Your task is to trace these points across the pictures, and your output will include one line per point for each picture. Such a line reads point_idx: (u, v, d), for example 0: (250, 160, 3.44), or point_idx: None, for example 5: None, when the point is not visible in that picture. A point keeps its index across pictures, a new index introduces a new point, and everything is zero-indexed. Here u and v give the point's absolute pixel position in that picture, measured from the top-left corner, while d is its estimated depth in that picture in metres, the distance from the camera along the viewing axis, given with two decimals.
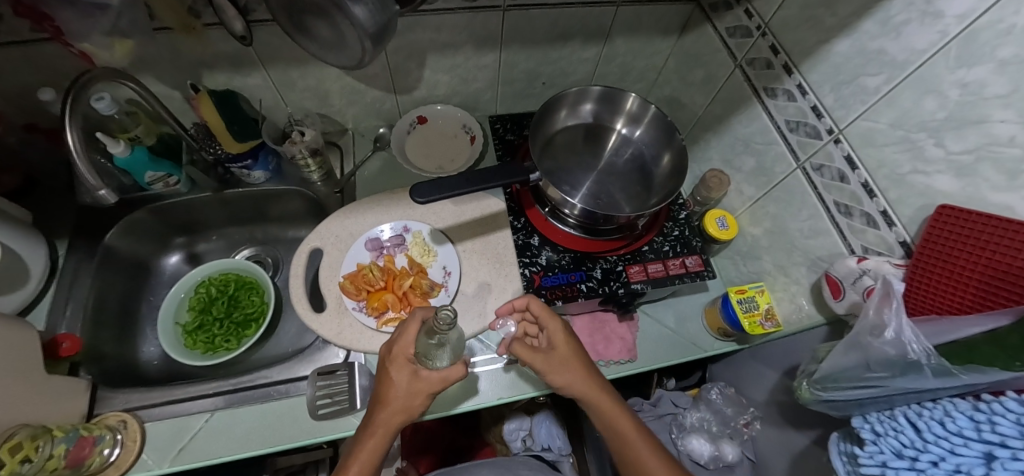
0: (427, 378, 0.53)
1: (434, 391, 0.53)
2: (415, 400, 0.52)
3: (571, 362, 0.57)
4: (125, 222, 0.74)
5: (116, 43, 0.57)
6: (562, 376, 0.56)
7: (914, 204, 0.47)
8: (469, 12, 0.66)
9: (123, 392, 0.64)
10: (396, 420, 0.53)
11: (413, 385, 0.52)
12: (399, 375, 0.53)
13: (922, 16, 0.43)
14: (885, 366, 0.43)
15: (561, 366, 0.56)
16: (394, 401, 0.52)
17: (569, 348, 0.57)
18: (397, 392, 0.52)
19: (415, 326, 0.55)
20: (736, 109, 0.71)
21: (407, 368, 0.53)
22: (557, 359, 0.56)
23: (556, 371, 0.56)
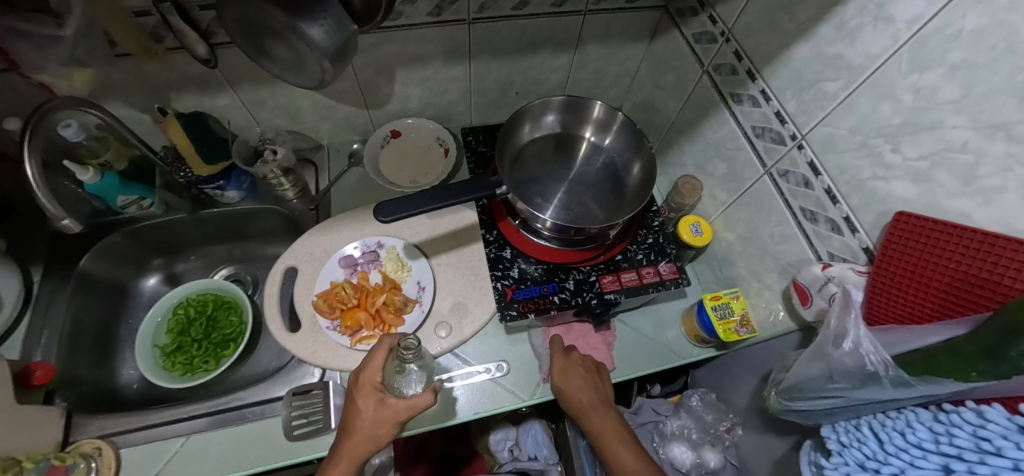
0: (393, 406, 0.53)
1: (400, 419, 0.54)
2: (380, 428, 0.53)
3: (584, 390, 0.60)
4: (99, 247, 0.74)
5: (74, 72, 0.57)
6: (577, 403, 0.60)
7: (875, 210, 0.47)
8: (433, 26, 0.66)
9: (99, 418, 0.64)
10: (361, 450, 0.53)
11: (379, 413, 0.53)
12: (365, 402, 0.54)
13: (875, 21, 0.42)
14: (845, 377, 0.43)
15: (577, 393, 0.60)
16: (360, 430, 0.53)
17: (589, 380, 0.62)
18: (363, 420, 0.53)
19: (382, 354, 0.56)
20: (706, 114, 0.71)
21: (374, 397, 0.54)
22: (573, 389, 0.61)
23: (572, 398, 0.60)
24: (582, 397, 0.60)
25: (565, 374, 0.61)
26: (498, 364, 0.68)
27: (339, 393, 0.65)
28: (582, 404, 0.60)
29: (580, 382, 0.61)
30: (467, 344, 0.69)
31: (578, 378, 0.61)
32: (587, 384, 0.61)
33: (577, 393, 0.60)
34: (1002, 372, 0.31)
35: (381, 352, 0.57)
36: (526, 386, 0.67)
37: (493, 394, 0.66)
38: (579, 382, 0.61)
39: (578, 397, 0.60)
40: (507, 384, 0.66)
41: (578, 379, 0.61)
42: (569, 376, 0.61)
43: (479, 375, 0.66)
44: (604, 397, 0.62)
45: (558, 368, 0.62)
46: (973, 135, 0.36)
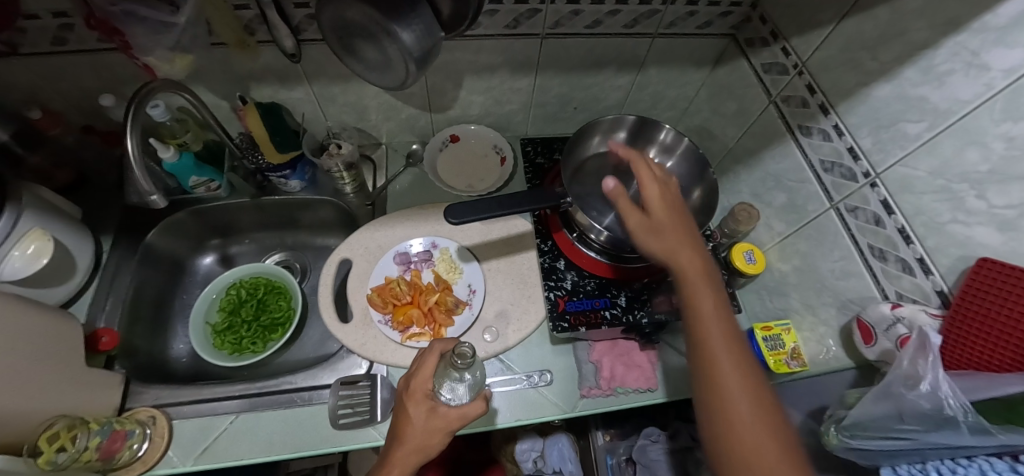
0: (444, 415, 0.52)
1: (451, 429, 0.51)
2: (432, 438, 0.51)
3: (659, 190, 0.51)
4: (166, 222, 0.77)
5: (177, 58, 0.60)
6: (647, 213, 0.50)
7: (953, 254, 0.47)
8: (507, 38, 0.68)
9: (154, 388, 0.66)
10: (411, 461, 0.49)
11: (430, 422, 0.51)
12: (415, 409, 0.52)
13: (967, 67, 0.42)
14: (918, 420, 0.42)
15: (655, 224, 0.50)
16: (408, 439, 0.50)
17: (680, 243, 0.49)
18: (413, 429, 0.51)
19: (434, 359, 0.55)
20: (769, 144, 0.71)
21: (425, 404, 0.53)
22: (650, 204, 0.51)
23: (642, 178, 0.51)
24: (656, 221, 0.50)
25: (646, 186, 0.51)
26: (541, 372, 0.68)
27: (385, 388, 0.66)
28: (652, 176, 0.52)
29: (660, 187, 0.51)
30: (512, 351, 0.70)
31: (677, 231, 0.50)
32: (685, 246, 0.49)
33: (647, 176, 0.52)
34: None
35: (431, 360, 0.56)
36: (567, 397, 0.66)
37: (533, 401, 0.66)
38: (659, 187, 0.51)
39: (654, 192, 0.51)
40: (550, 394, 0.66)
41: (659, 188, 0.51)
42: (652, 195, 0.51)
43: (521, 383, 0.67)
44: (697, 246, 0.50)
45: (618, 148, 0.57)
46: None
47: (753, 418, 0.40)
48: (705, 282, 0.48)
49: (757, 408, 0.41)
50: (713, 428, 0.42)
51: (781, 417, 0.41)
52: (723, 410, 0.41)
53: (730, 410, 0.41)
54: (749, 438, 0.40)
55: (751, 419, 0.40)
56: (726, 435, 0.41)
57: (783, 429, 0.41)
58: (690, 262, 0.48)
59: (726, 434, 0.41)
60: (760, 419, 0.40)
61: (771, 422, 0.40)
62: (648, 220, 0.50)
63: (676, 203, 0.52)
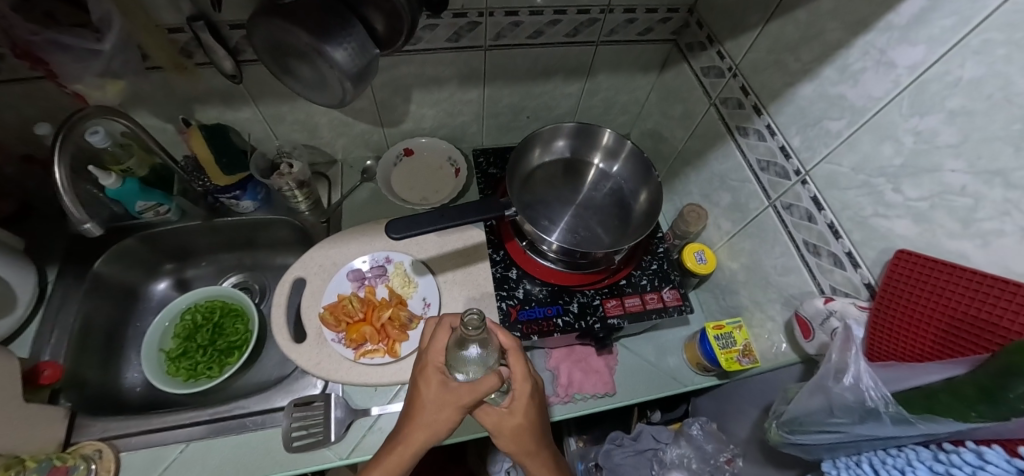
0: (456, 389, 0.45)
1: (465, 404, 0.45)
2: (442, 413, 0.45)
3: (528, 407, 0.48)
4: (114, 249, 0.75)
5: (108, 84, 0.59)
6: (504, 414, 0.48)
7: (876, 246, 0.48)
8: (451, 51, 0.69)
9: (101, 420, 0.64)
10: (419, 437, 0.45)
11: (441, 397, 0.45)
12: (426, 384, 0.47)
13: (877, 65, 0.44)
14: (845, 412, 0.43)
15: (512, 432, 0.48)
16: (419, 414, 0.46)
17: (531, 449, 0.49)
18: (423, 403, 0.46)
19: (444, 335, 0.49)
20: (713, 145, 0.72)
21: (436, 379, 0.47)
22: (512, 410, 0.48)
23: (514, 381, 0.48)
24: (511, 426, 0.48)
25: (517, 389, 0.48)
26: None
27: (339, 406, 0.64)
28: (522, 381, 0.48)
29: (529, 388, 0.48)
30: None
31: (528, 413, 0.48)
32: (536, 422, 0.49)
33: (520, 375, 0.48)
34: (1001, 413, 0.31)
35: (443, 333, 0.50)
36: None
37: None
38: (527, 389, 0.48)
39: (522, 395, 0.48)
40: None
41: (520, 405, 0.48)
42: (518, 408, 0.48)
43: None
44: (543, 439, 0.50)
45: (498, 337, 0.49)
46: (972, 180, 0.37)
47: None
48: (540, 447, 0.49)
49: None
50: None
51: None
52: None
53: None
54: None
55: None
56: None
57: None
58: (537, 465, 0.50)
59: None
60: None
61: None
62: (507, 424, 0.48)
63: (539, 401, 0.50)
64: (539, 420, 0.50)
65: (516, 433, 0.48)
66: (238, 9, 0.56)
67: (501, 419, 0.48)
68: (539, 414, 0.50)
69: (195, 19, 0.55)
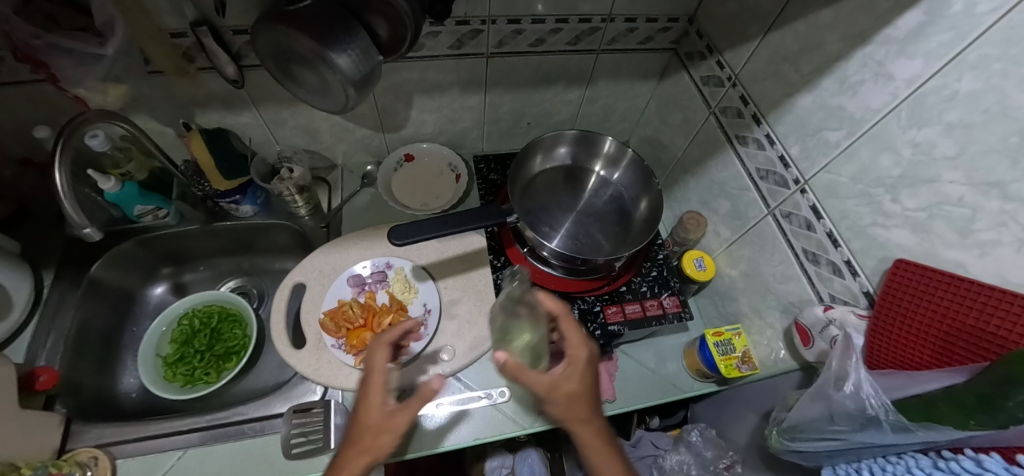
0: (399, 413, 0.49)
1: (405, 427, 0.48)
2: (382, 437, 0.47)
3: (583, 372, 0.50)
4: (111, 253, 0.75)
5: (110, 88, 0.59)
6: (563, 378, 0.49)
7: (875, 255, 0.48)
8: (453, 58, 0.70)
9: (97, 426, 0.63)
10: (360, 464, 0.46)
11: (384, 422, 0.48)
12: (368, 407, 0.48)
13: (875, 77, 0.44)
14: (846, 420, 0.44)
15: (570, 396, 0.49)
16: (364, 439, 0.47)
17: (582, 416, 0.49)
18: (366, 429, 0.47)
19: (383, 355, 0.51)
20: (712, 153, 0.73)
21: (381, 401, 0.49)
22: (569, 375, 0.49)
23: (569, 344, 0.51)
24: (568, 391, 0.49)
25: (573, 352, 0.51)
26: (500, 390, 0.67)
27: (339, 413, 0.64)
28: (575, 345, 0.51)
29: (583, 353, 0.51)
30: (470, 369, 0.69)
31: (584, 379, 0.50)
32: (591, 392, 0.50)
33: (574, 339, 0.51)
34: (1000, 422, 0.32)
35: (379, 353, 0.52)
36: (526, 413, 0.66)
37: (495, 420, 0.65)
38: (582, 355, 0.51)
39: (578, 359, 0.50)
40: (510, 411, 0.66)
41: (576, 370, 0.50)
42: (575, 372, 0.50)
43: (485, 400, 0.66)
44: (596, 412, 0.51)
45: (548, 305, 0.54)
46: (970, 191, 0.38)
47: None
48: (593, 418, 0.50)
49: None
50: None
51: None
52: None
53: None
54: None
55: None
56: None
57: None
58: (592, 440, 0.49)
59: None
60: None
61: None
62: (563, 395, 0.48)
63: (593, 370, 0.51)
64: (592, 390, 0.51)
65: (574, 399, 0.49)
66: (241, 14, 0.56)
67: (558, 384, 0.49)
68: (593, 385, 0.51)
69: (199, 24, 0.55)
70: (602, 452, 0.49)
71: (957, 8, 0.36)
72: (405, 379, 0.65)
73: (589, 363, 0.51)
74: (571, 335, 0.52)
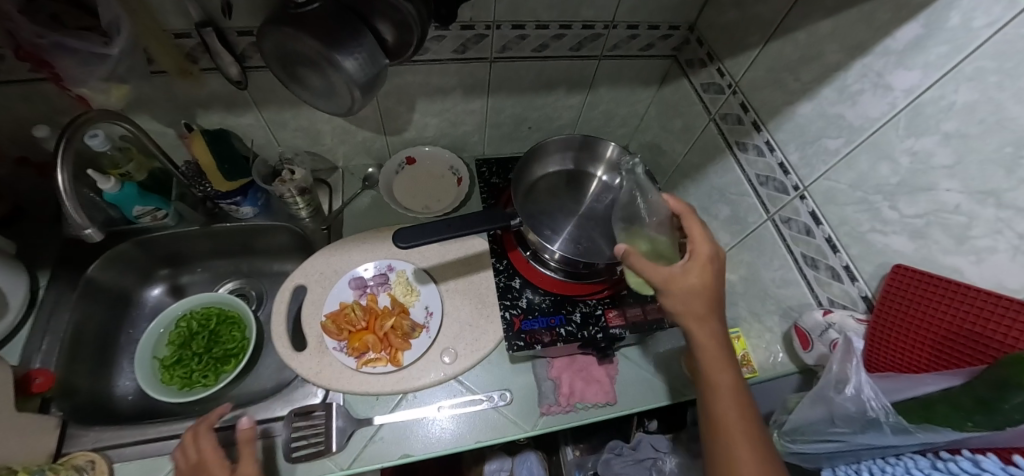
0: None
1: None
2: None
3: (706, 270, 0.45)
4: (109, 254, 0.74)
5: (113, 88, 0.58)
6: (679, 274, 0.45)
7: (874, 261, 0.49)
8: (457, 63, 0.70)
9: (95, 429, 0.62)
10: None
11: None
12: None
13: (875, 87, 0.45)
14: (847, 422, 0.45)
15: (686, 293, 0.45)
16: None
17: (700, 307, 0.45)
18: None
19: (206, 431, 0.57)
20: (712, 159, 0.74)
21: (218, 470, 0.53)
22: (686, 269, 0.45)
23: (693, 239, 0.46)
24: (686, 285, 0.44)
25: (694, 249, 0.46)
26: (501, 393, 0.67)
27: (340, 416, 0.63)
28: (699, 241, 0.46)
29: (706, 250, 0.46)
30: (471, 372, 0.69)
31: (704, 276, 0.45)
32: (711, 291, 0.45)
33: (698, 236, 0.46)
34: (997, 423, 0.33)
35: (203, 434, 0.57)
36: (528, 416, 0.66)
37: (495, 422, 0.65)
38: (705, 253, 0.46)
39: (701, 256, 0.45)
40: (509, 414, 0.66)
41: (697, 265, 0.45)
42: (696, 268, 0.45)
43: (484, 403, 0.66)
44: (718, 317, 0.46)
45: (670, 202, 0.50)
46: (966, 199, 0.39)
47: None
48: (713, 322, 0.45)
49: (759, 447, 0.42)
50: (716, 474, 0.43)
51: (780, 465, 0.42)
52: (722, 432, 0.43)
53: (731, 467, 0.41)
54: None
55: (755, 456, 0.41)
56: None
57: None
58: (709, 344, 0.45)
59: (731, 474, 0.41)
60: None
61: (770, 468, 0.41)
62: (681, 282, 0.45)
63: (717, 271, 0.46)
64: (715, 293, 0.46)
65: (688, 297, 0.44)
66: (247, 16, 0.56)
67: (672, 278, 0.45)
68: (715, 288, 0.46)
69: (204, 26, 0.55)
70: (718, 357, 0.45)
71: (954, 21, 0.37)
72: (409, 381, 0.66)
73: (713, 261, 0.46)
74: (693, 230, 0.47)
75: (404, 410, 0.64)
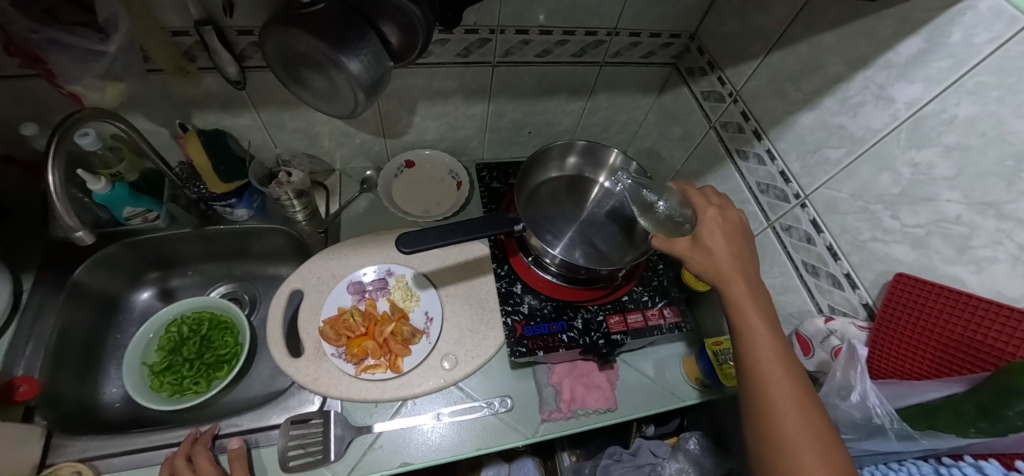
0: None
1: None
2: None
3: (717, 226, 0.50)
4: (97, 257, 0.72)
5: (109, 86, 0.57)
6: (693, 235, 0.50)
7: (874, 269, 0.50)
8: (460, 67, 0.70)
9: (81, 439, 0.59)
10: None
11: None
12: None
13: (876, 99, 0.46)
14: (852, 429, 0.47)
15: (703, 248, 0.50)
16: None
17: (718, 254, 0.49)
18: None
19: (196, 445, 0.58)
20: (712, 167, 0.75)
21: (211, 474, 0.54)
22: (699, 230, 0.51)
23: (702, 204, 0.52)
24: (704, 242, 0.50)
25: (703, 210, 0.52)
26: (502, 399, 0.67)
27: (339, 424, 0.61)
28: (707, 204, 0.52)
29: (715, 211, 0.51)
30: (472, 378, 0.68)
31: (717, 232, 0.50)
32: (729, 244, 0.49)
33: (703, 200, 0.53)
34: (1000, 430, 0.34)
35: (194, 446, 0.58)
36: (529, 422, 0.66)
37: (496, 428, 0.64)
38: (714, 214, 0.51)
39: (710, 217, 0.51)
40: (511, 421, 0.65)
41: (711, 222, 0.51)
42: (708, 226, 0.50)
43: (484, 409, 0.65)
44: (742, 263, 0.48)
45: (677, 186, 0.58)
46: (967, 210, 0.40)
47: (797, 409, 0.38)
48: (736, 266, 0.48)
49: (792, 376, 0.41)
50: (749, 403, 0.41)
51: (818, 398, 0.40)
52: (754, 366, 0.42)
53: (766, 394, 0.40)
54: (786, 428, 0.38)
55: (787, 385, 0.40)
56: (770, 451, 0.38)
57: (832, 436, 0.37)
58: (735, 284, 0.47)
59: (764, 400, 0.40)
60: (811, 439, 0.37)
61: (805, 393, 0.40)
62: (695, 240, 0.50)
63: (733, 229, 0.51)
64: (735, 247, 0.49)
65: (705, 251, 0.49)
66: (248, 15, 0.55)
67: (688, 241, 0.51)
68: (735, 242, 0.50)
69: (203, 24, 0.53)
70: (745, 296, 0.46)
71: (956, 37, 0.38)
72: (409, 387, 0.65)
73: (724, 220, 0.51)
74: (699, 196, 0.53)
75: (403, 417, 0.63)
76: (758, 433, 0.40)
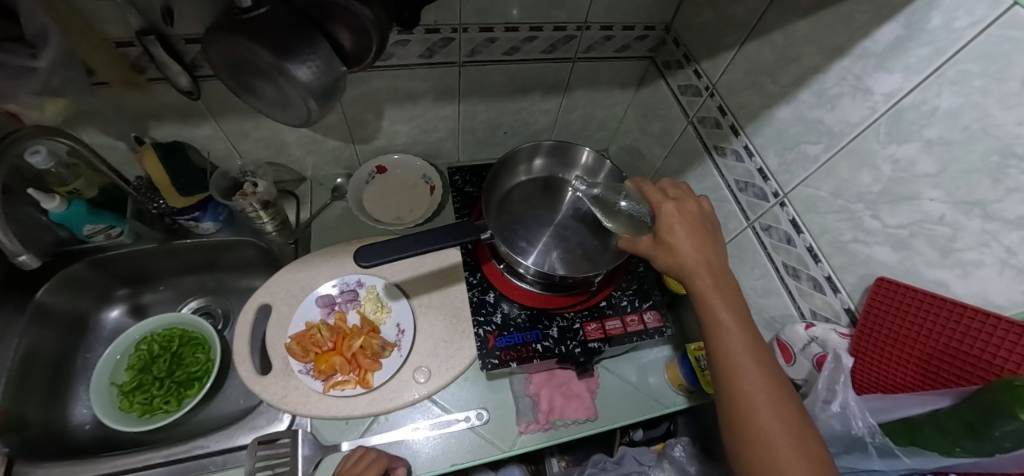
0: None
1: None
2: None
3: (679, 220, 0.48)
4: (61, 276, 0.70)
5: (48, 102, 0.55)
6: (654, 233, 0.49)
7: (856, 272, 0.47)
8: (425, 68, 0.67)
9: (44, 465, 0.58)
10: None
11: None
12: None
13: (854, 91, 0.43)
14: (834, 444, 0.44)
15: (666, 246, 0.48)
16: None
17: (684, 250, 0.46)
18: None
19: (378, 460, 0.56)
20: (691, 164, 0.72)
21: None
22: (659, 228, 0.49)
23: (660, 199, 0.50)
24: (669, 238, 0.47)
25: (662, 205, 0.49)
26: (479, 412, 0.65)
27: (307, 443, 0.60)
28: (666, 199, 0.50)
29: (674, 206, 0.49)
30: (446, 390, 0.66)
31: (678, 228, 0.47)
32: (693, 239, 0.47)
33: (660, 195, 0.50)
34: (986, 450, 0.31)
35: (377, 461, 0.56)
36: (506, 435, 0.64)
37: (473, 442, 0.62)
38: (673, 208, 0.49)
39: (669, 213, 0.48)
40: (488, 434, 0.63)
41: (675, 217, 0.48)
42: (668, 223, 0.48)
43: (460, 422, 0.63)
44: (707, 258, 0.46)
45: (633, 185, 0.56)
46: (951, 209, 0.36)
47: (771, 406, 0.37)
48: (701, 263, 0.46)
49: (766, 375, 0.39)
50: (726, 408, 0.40)
51: (792, 393, 0.39)
52: (728, 368, 0.40)
53: (742, 398, 0.39)
54: (764, 432, 0.37)
55: (761, 385, 0.39)
56: (751, 456, 0.37)
57: (808, 432, 0.36)
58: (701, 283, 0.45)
59: (740, 403, 0.38)
60: (790, 440, 0.36)
61: (779, 392, 0.38)
62: (659, 238, 0.48)
63: (696, 221, 0.48)
64: (698, 240, 0.47)
65: (669, 249, 0.47)
66: (192, 23, 0.52)
67: (651, 241, 0.50)
68: (699, 235, 0.47)
69: (144, 33, 0.51)
70: (712, 294, 0.44)
71: (935, 22, 0.35)
72: (381, 403, 0.63)
73: (684, 213, 0.48)
74: (657, 192, 0.51)
75: (375, 434, 0.61)
76: (738, 439, 0.38)
